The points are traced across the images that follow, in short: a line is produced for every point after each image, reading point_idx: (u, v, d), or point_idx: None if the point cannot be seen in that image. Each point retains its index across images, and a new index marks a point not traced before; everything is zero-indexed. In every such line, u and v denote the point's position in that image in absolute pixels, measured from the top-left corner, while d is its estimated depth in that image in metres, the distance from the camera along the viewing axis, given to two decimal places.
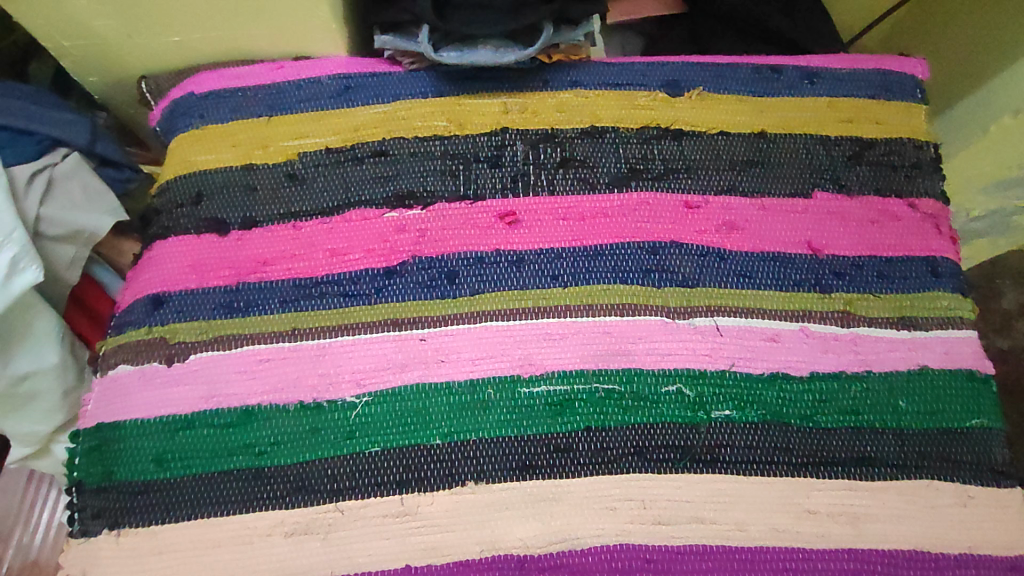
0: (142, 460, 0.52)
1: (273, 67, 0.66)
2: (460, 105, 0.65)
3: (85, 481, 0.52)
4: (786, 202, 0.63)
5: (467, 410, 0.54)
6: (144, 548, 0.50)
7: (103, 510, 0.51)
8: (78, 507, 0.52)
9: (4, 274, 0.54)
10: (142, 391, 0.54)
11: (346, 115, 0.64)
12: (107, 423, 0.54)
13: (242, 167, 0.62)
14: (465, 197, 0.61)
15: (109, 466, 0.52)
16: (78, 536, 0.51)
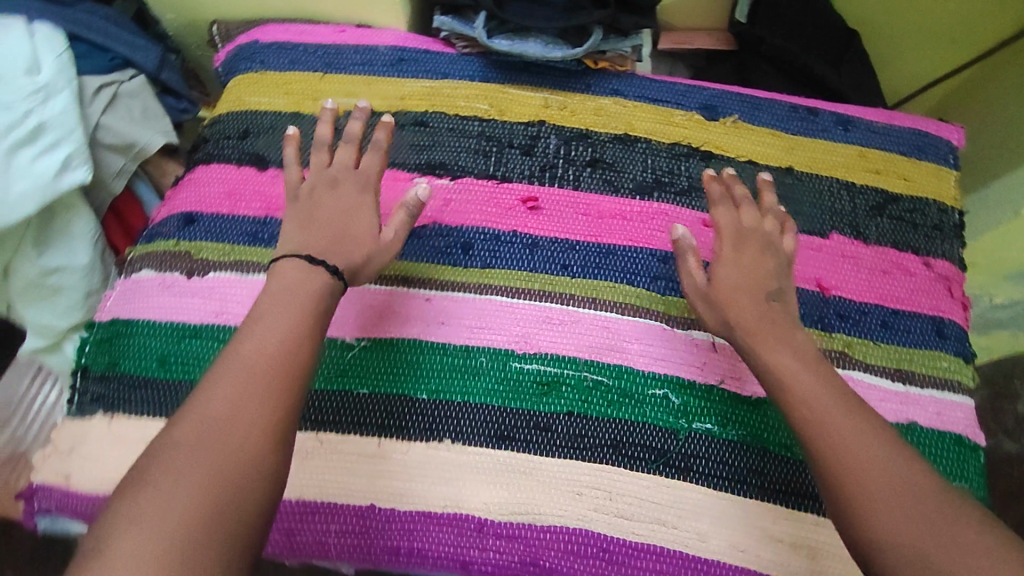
0: (147, 357, 0.55)
1: (336, 30, 0.71)
2: (504, 93, 0.68)
3: (90, 368, 0.55)
4: (802, 238, 0.64)
5: (458, 372, 0.56)
6: (134, 438, 0.52)
7: (103, 395, 0.54)
8: (80, 390, 0.55)
9: (55, 170, 0.59)
10: (159, 296, 0.57)
11: (397, 84, 0.68)
12: (122, 317, 0.57)
13: (291, 113, 0.66)
14: (493, 176, 0.64)
15: (116, 358, 0.55)
16: (74, 417, 0.54)
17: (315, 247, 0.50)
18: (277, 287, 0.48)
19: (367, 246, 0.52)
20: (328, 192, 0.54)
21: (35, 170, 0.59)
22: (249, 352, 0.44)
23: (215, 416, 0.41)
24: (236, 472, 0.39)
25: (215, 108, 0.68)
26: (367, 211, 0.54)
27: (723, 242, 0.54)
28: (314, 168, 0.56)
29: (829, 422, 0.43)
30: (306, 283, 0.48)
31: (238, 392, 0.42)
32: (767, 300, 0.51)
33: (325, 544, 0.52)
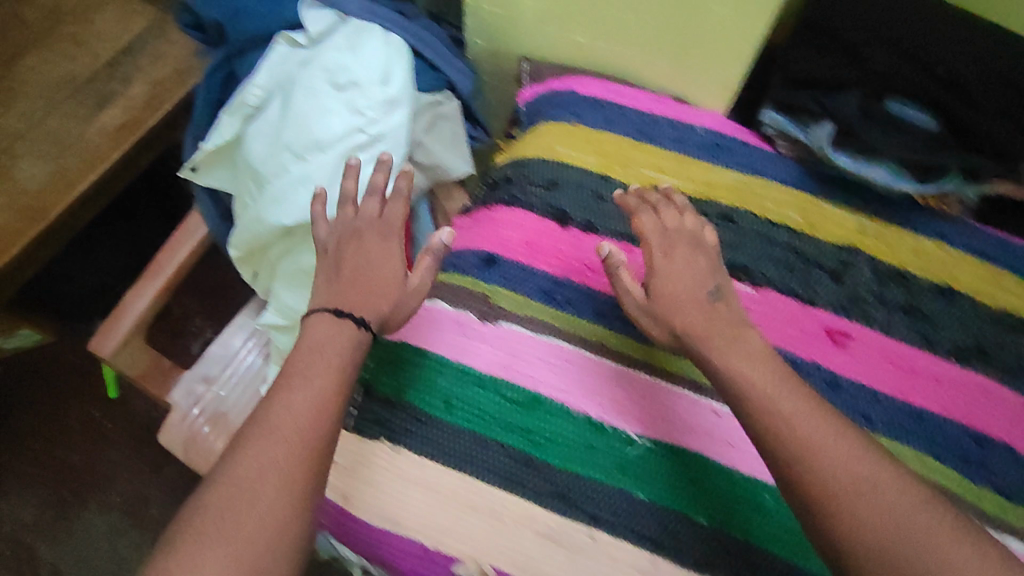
0: (435, 395, 0.56)
1: (654, 98, 0.67)
2: (818, 208, 0.62)
3: (375, 386, 0.57)
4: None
5: (741, 506, 0.52)
6: (412, 475, 0.53)
7: (383, 418, 0.55)
8: (360, 405, 0.57)
9: (376, 179, 0.62)
10: (453, 333, 0.58)
11: (708, 169, 0.64)
12: (415, 344, 0.58)
13: (600, 176, 0.64)
14: (799, 297, 0.59)
15: (405, 386, 0.57)
16: (350, 430, 0.55)
17: (346, 300, 0.53)
18: (316, 343, 0.50)
19: (393, 292, 0.54)
20: (353, 243, 0.56)
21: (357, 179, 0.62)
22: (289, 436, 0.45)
23: (260, 510, 0.42)
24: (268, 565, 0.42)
25: (521, 150, 0.68)
26: (395, 258, 0.56)
27: (654, 251, 0.55)
28: (341, 219, 0.58)
29: (820, 454, 0.42)
30: (335, 336, 0.50)
31: (275, 459, 0.44)
32: (705, 304, 0.52)
33: None
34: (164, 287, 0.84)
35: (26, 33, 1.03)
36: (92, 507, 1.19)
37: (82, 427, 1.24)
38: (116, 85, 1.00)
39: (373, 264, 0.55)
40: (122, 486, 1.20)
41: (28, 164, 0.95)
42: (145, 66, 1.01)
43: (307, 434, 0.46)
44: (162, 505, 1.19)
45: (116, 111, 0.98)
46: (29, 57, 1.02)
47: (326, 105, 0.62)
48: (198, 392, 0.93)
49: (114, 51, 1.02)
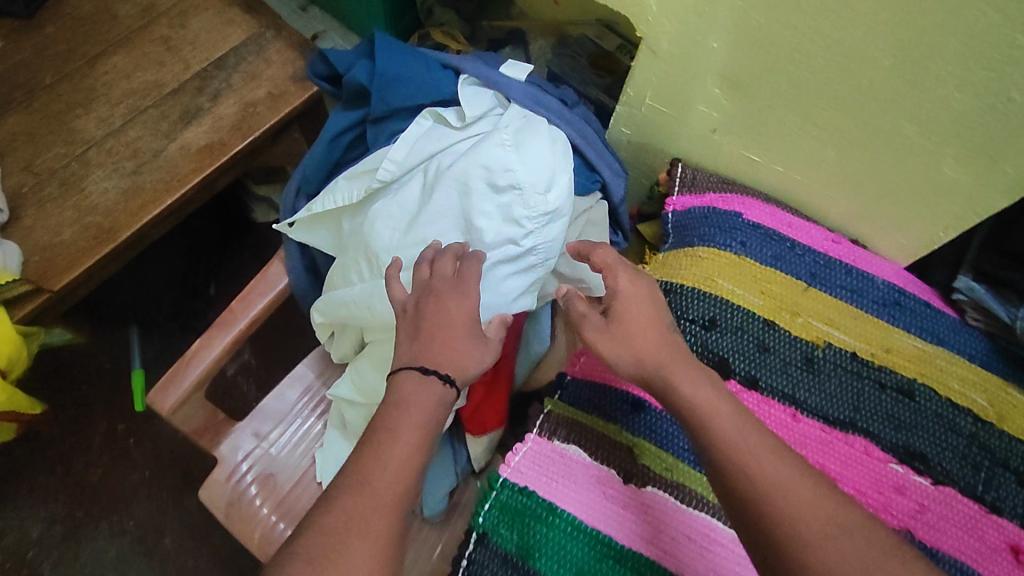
0: (564, 563, 0.49)
1: (829, 237, 0.62)
2: (1009, 395, 0.56)
3: (490, 538, 0.50)
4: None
5: None
6: None
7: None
8: (473, 556, 0.50)
9: (519, 292, 0.59)
10: (588, 489, 0.52)
11: (885, 329, 0.58)
12: (541, 495, 0.52)
13: (765, 320, 0.57)
14: (980, 500, 0.52)
15: (530, 546, 0.49)
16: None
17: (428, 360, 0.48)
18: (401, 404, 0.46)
19: (462, 342, 0.49)
20: (429, 296, 0.51)
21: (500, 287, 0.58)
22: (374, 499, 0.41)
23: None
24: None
25: (671, 271, 0.61)
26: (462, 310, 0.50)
27: (618, 274, 0.51)
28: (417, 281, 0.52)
29: None
30: (422, 398, 0.46)
31: (363, 523, 0.40)
32: (666, 333, 0.49)
33: None
34: (233, 342, 0.76)
35: (118, 30, 0.97)
36: (103, 529, 1.11)
37: (105, 439, 1.16)
38: (203, 100, 0.93)
39: (457, 319, 0.49)
40: (138, 510, 1.12)
41: (101, 175, 0.88)
42: (237, 85, 0.94)
43: (396, 511, 0.42)
44: (176, 538, 1.10)
45: (200, 131, 0.91)
46: (116, 56, 0.95)
47: (480, 205, 0.58)
48: (247, 447, 0.83)
49: (204, 64, 0.95)
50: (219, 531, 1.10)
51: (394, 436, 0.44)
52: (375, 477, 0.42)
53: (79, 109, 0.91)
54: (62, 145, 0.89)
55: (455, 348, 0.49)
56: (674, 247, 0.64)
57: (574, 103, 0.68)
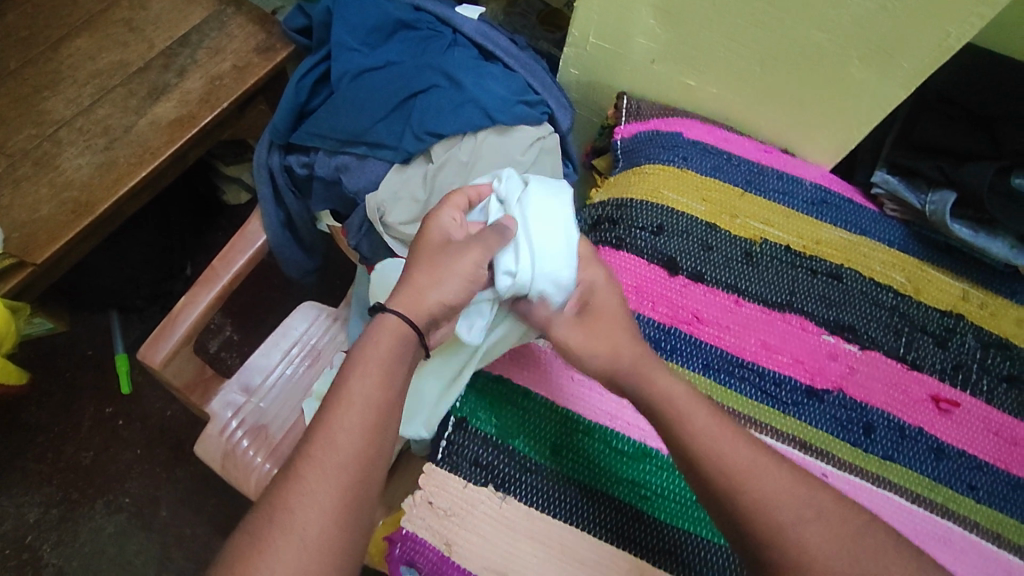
0: (540, 441, 0.53)
1: (762, 148, 0.69)
2: (924, 271, 0.64)
3: (470, 422, 0.54)
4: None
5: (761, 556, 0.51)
6: (518, 527, 0.51)
7: (483, 462, 0.52)
8: (451, 440, 0.53)
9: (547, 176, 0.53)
10: (559, 378, 0.56)
11: (814, 225, 0.65)
12: (514, 382, 0.56)
13: (707, 223, 0.63)
14: (903, 359, 0.59)
15: (509, 428, 0.54)
16: (444, 467, 0.52)
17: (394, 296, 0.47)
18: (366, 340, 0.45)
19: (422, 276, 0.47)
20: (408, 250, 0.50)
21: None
22: (360, 403, 0.42)
23: (331, 475, 0.40)
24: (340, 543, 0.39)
25: (620, 188, 0.66)
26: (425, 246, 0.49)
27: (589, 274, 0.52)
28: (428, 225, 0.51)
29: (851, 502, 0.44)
30: (380, 328, 0.45)
31: (352, 428, 0.41)
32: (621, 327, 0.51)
33: None
34: (217, 297, 0.77)
35: (79, 15, 0.99)
36: (99, 508, 1.12)
37: (93, 422, 1.17)
38: (170, 76, 0.95)
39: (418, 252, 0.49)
40: (132, 487, 1.14)
41: (74, 153, 0.90)
42: (203, 60, 0.97)
43: None
44: (172, 510, 1.13)
45: (169, 105, 0.94)
46: (79, 39, 0.97)
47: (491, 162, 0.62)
48: (237, 402, 0.85)
49: (169, 41, 0.98)
50: (213, 501, 1.13)
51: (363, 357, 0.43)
52: (355, 385, 0.42)
53: (46, 91, 0.93)
54: (33, 126, 0.91)
55: (415, 278, 0.47)
56: (624, 169, 0.70)
57: (524, 46, 0.73)
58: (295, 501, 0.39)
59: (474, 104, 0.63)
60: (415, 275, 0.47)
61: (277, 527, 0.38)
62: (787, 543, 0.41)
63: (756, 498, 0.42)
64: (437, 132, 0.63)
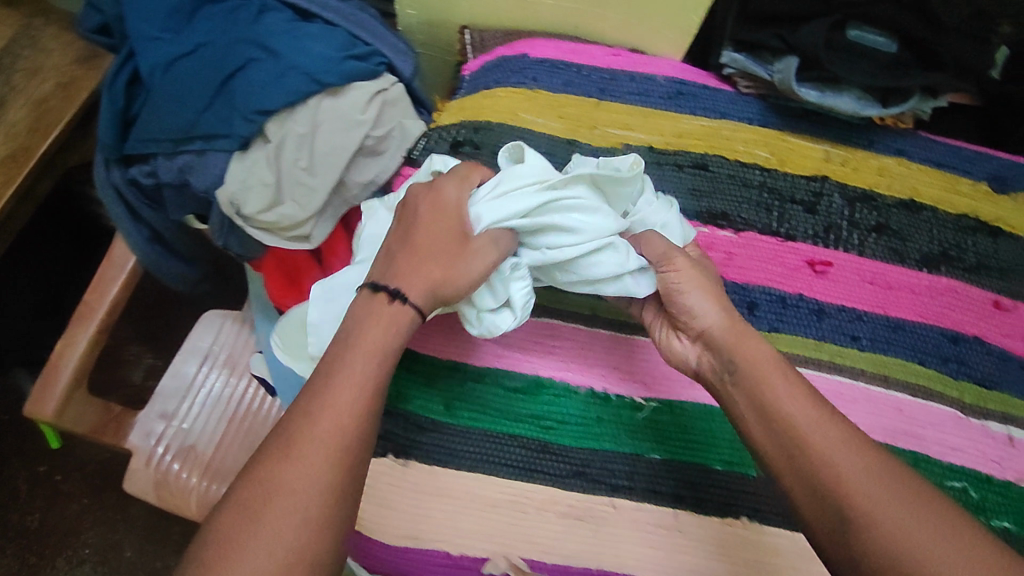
0: (434, 399, 0.53)
1: (610, 52, 0.66)
2: (785, 141, 0.64)
3: (363, 392, 0.54)
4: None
5: (718, 442, 0.53)
6: (428, 487, 0.50)
7: (384, 431, 0.52)
8: None
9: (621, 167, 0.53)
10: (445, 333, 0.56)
11: (674, 119, 0.64)
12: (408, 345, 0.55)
13: (567, 140, 0.62)
14: (777, 233, 0.60)
15: (403, 393, 0.53)
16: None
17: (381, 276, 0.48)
18: (370, 315, 0.45)
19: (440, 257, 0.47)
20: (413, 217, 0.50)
21: (359, 169, 0.63)
22: (340, 408, 0.41)
23: (301, 488, 0.39)
24: (313, 555, 0.38)
25: (477, 109, 0.63)
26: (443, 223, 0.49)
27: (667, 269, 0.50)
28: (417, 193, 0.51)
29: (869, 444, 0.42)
30: (380, 316, 0.45)
31: (330, 438, 0.40)
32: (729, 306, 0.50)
33: None
34: (97, 332, 0.74)
35: None
36: (62, 565, 1.09)
37: (31, 485, 1.12)
38: None
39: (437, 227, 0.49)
40: (90, 536, 1.11)
41: None
42: (21, 83, 0.87)
43: None
44: (137, 547, 1.11)
45: None
46: None
47: (331, 128, 0.59)
48: (158, 430, 0.83)
49: None
50: (176, 527, 1.12)
51: (346, 360, 0.43)
52: (341, 392, 0.42)
53: None
54: None
55: (429, 269, 0.47)
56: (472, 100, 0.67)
57: None
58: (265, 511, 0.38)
59: (298, 70, 0.58)
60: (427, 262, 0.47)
61: (246, 538, 0.37)
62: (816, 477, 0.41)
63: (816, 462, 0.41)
64: (266, 109, 0.58)
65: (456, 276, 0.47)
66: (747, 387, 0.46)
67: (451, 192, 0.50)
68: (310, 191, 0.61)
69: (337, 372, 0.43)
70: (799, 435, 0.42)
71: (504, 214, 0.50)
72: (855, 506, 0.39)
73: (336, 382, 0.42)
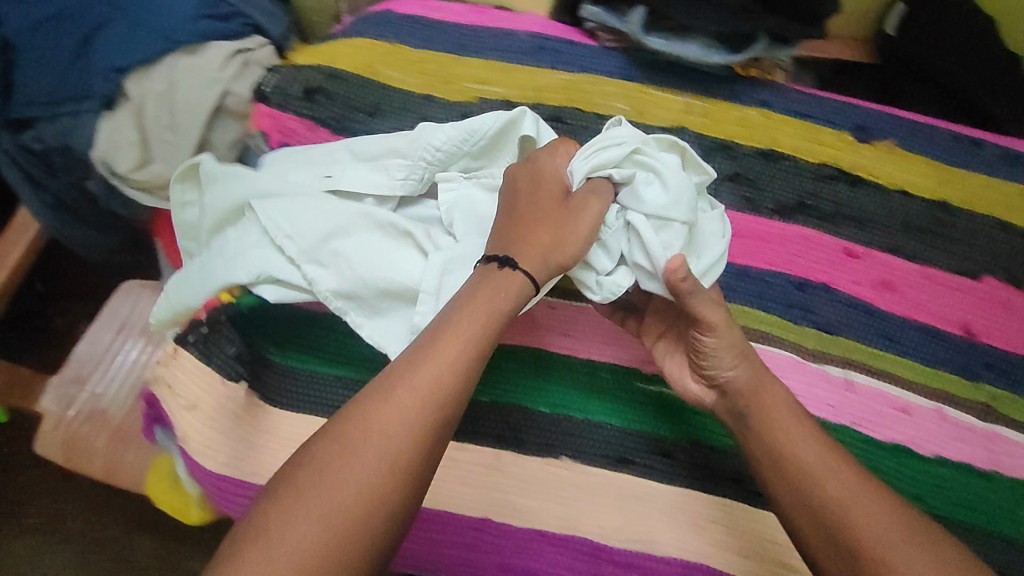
0: (273, 341, 0.56)
1: (474, 10, 0.69)
2: (645, 93, 0.64)
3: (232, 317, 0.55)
4: (953, 279, 0.60)
5: (585, 391, 0.57)
6: (262, 423, 0.54)
7: (242, 357, 0.55)
8: (205, 339, 0.54)
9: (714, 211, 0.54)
10: None
11: (533, 74, 0.64)
12: None
13: (423, 95, 0.63)
14: None
15: (250, 332, 0.56)
16: (193, 352, 0.54)
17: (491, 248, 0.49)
18: (484, 284, 0.46)
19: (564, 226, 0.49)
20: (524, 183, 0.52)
21: (222, 130, 0.64)
22: (404, 405, 0.41)
23: (335, 476, 0.39)
24: (340, 558, 0.38)
25: (332, 56, 0.64)
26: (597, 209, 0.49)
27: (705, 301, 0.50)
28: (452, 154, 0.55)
29: (829, 465, 0.46)
30: (499, 283, 0.47)
31: (381, 425, 0.41)
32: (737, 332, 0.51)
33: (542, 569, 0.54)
34: None
35: None
36: None
37: None
38: None
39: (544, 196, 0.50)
40: None
41: None
42: None
43: None
44: None
45: None
46: None
47: (186, 83, 0.62)
48: (71, 394, 0.86)
49: None
50: None
51: (428, 354, 0.43)
52: (400, 390, 0.42)
53: None
54: None
55: (538, 231, 0.49)
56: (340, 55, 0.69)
57: None
58: (291, 504, 0.39)
59: (154, 31, 0.62)
60: (541, 228, 0.49)
61: (263, 546, 0.37)
62: (807, 487, 0.46)
63: (798, 476, 0.47)
64: (122, 67, 0.61)
65: (571, 240, 0.48)
66: (753, 417, 0.50)
67: (550, 164, 0.52)
68: (174, 148, 0.63)
69: (403, 375, 0.42)
70: (784, 454, 0.48)
71: (600, 159, 0.50)
72: (857, 529, 0.43)
73: (399, 376, 0.42)
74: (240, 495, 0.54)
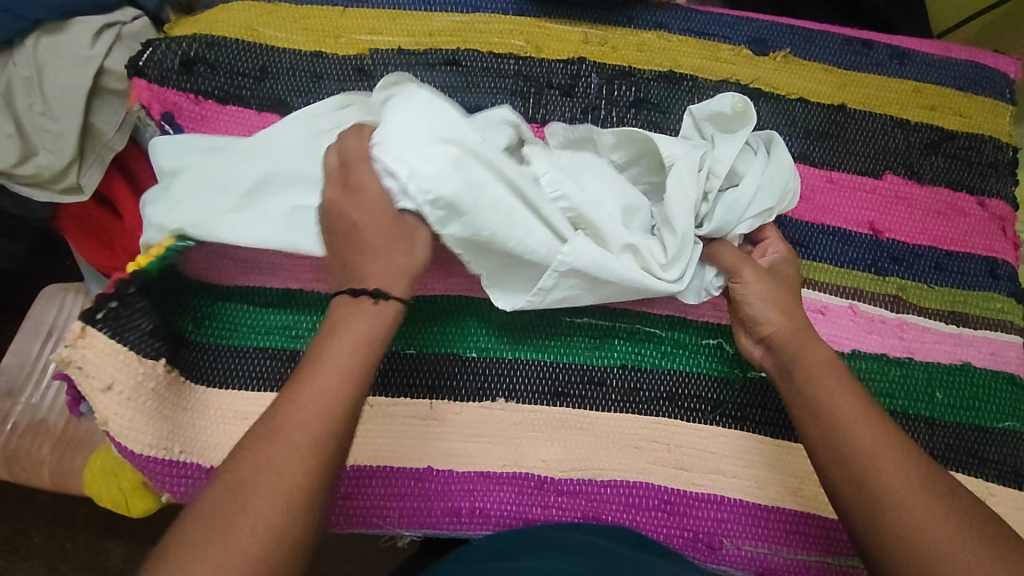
0: (186, 319, 0.55)
1: None
2: (539, 28, 0.63)
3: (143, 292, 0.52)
4: (951, 196, 0.62)
5: (604, 340, 0.55)
6: (179, 401, 0.53)
7: (140, 331, 0.52)
8: (98, 314, 0.50)
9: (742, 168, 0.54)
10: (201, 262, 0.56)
11: (424, 19, 0.63)
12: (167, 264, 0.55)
13: (312, 52, 0.61)
14: (533, 120, 0.60)
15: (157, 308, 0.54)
16: (104, 330, 0.49)
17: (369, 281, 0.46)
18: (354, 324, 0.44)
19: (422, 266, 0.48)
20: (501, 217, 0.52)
21: (105, 111, 0.63)
22: (289, 420, 0.39)
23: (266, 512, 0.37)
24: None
25: (211, 24, 0.61)
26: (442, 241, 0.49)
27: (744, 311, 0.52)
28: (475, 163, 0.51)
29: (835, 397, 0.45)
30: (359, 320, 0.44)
31: (290, 452, 0.38)
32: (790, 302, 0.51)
33: (496, 511, 0.52)
34: None
35: None
36: None
37: None
38: None
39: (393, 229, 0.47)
40: None
41: None
42: None
43: None
44: None
45: None
46: None
47: (55, 65, 0.60)
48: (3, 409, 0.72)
49: None
50: None
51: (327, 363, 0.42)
52: (301, 403, 0.40)
53: None
54: None
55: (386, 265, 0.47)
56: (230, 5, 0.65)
57: None
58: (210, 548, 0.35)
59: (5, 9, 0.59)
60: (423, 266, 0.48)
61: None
62: (823, 423, 0.45)
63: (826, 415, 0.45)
64: None
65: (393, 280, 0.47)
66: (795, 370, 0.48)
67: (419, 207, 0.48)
68: (58, 136, 0.61)
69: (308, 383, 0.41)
70: (816, 400, 0.46)
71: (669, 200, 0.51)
72: (859, 457, 0.43)
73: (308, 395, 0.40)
74: (177, 476, 0.52)
